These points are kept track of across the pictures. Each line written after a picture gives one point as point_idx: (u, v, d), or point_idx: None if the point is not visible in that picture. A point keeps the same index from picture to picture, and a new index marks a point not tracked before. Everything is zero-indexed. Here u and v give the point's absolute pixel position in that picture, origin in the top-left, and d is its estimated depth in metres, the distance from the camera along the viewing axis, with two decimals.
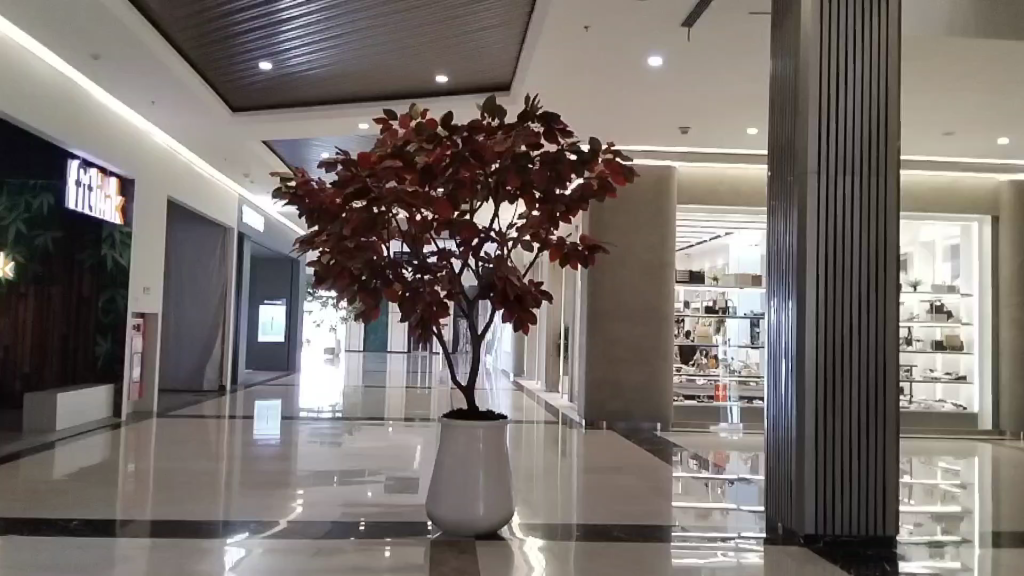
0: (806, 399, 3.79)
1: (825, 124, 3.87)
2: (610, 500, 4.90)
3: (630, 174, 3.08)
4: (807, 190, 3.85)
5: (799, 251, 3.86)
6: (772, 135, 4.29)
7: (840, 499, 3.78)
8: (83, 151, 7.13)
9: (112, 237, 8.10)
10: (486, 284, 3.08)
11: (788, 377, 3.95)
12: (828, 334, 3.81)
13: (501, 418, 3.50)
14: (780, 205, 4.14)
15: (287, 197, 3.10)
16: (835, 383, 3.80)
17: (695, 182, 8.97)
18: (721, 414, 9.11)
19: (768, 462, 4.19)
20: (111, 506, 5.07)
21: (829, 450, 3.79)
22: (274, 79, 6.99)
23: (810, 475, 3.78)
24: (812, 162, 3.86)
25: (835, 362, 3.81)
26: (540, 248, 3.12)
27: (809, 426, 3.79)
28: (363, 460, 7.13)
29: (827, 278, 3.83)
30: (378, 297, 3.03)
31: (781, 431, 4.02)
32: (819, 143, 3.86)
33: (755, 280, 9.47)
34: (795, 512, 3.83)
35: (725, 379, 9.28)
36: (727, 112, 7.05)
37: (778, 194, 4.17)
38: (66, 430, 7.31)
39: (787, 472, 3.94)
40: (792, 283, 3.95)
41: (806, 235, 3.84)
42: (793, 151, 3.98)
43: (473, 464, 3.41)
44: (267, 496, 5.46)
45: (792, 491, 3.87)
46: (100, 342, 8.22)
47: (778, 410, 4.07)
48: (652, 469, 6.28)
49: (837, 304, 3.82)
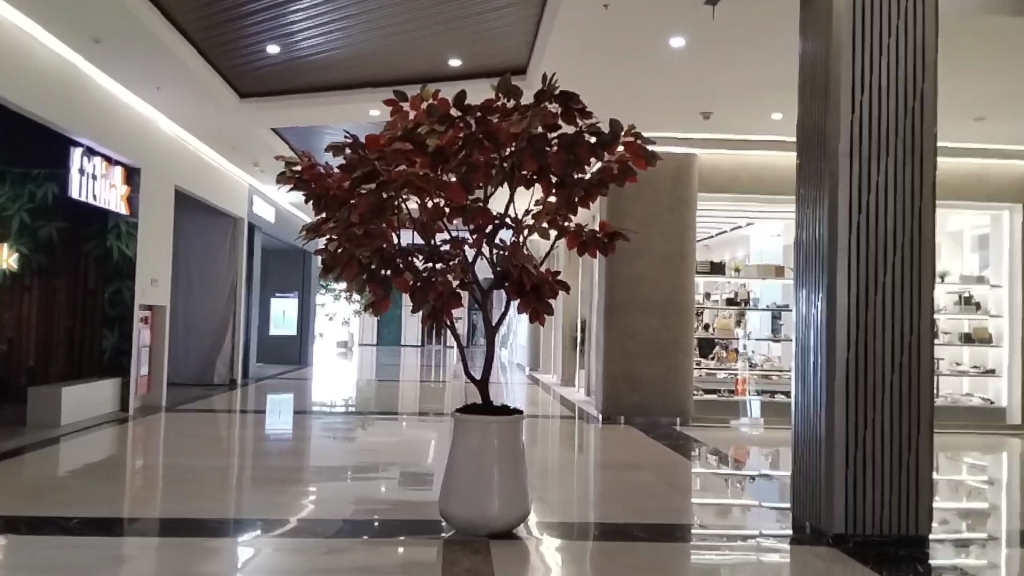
0: (837, 394, 3.62)
1: (858, 106, 3.68)
2: (630, 498, 4.73)
3: (652, 159, 2.90)
4: (839, 175, 3.68)
5: (830, 238, 3.69)
6: (800, 121, 4.11)
7: (871, 499, 3.60)
8: (85, 138, 7.04)
9: (118, 228, 8.11)
10: (501, 273, 2.92)
11: (817, 370, 3.78)
12: (860, 326, 3.63)
13: (516, 413, 3.32)
14: (809, 192, 3.96)
15: (291, 182, 2.93)
16: (867, 376, 3.62)
17: (715, 169, 8.77)
18: (741, 410, 8.83)
19: (795, 459, 4.02)
20: (117, 505, 4.93)
21: (859, 446, 3.61)
22: (283, 65, 6.87)
23: (839, 474, 3.60)
24: (844, 145, 3.68)
25: (866, 353, 3.63)
26: (558, 236, 2.97)
27: (839, 422, 3.61)
28: (375, 456, 7.00)
29: (859, 267, 3.65)
30: (388, 289, 2.90)
31: (809, 427, 3.85)
32: (852, 125, 3.68)
33: (778, 271, 9.28)
34: (823, 511, 3.66)
35: (745, 372, 9.09)
36: (749, 96, 6.85)
37: (807, 180, 4.00)
38: (70, 425, 7.22)
39: (814, 470, 3.77)
40: (821, 272, 3.77)
41: (837, 221, 3.67)
42: (824, 134, 3.80)
43: (487, 463, 3.24)
44: (277, 493, 5.33)
45: (819, 489, 3.69)
46: (106, 335, 8.18)
47: (806, 405, 3.90)
48: (675, 467, 6.09)
49: (870, 294, 3.65)
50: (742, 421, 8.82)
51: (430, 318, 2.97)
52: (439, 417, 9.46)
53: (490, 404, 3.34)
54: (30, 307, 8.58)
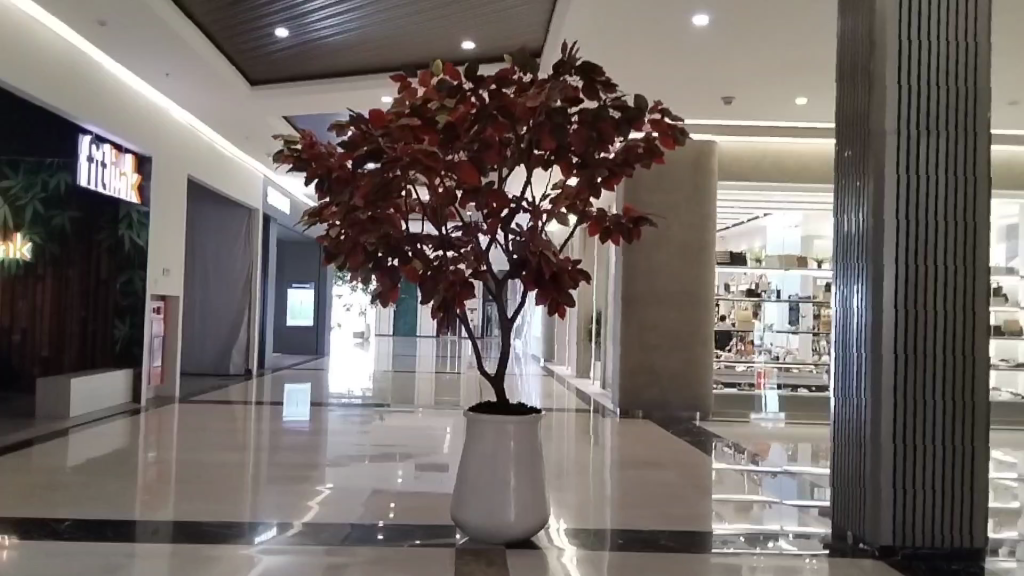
0: (883, 395, 3.36)
1: (906, 79, 3.42)
2: (651, 501, 4.49)
3: (681, 138, 2.67)
4: (884, 153, 3.42)
5: (876, 223, 3.43)
6: (839, 98, 3.85)
7: (920, 504, 3.35)
8: (94, 125, 6.87)
9: (130, 217, 7.94)
10: (517, 261, 2.70)
11: (861, 368, 3.52)
12: (909, 317, 3.38)
13: (535, 412, 2.99)
14: (851, 174, 3.70)
15: (290, 161, 2.72)
16: (916, 371, 3.37)
17: (736, 157, 8.50)
18: (756, 404, 8.57)
19: (834, 464, 3.77)
20: (128, 500, 4.81)
21: (907, 445, 3.36)
22: (295, 49, 6.67)
23: (886, 481, 3.35)
24: (890, 122, 3.42)
25: (916, 346, 3.37)
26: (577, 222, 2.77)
27: (887, 422, 3.35)
28: (389, 447, 6.84)
29: (908, 253, 3.39)
30: (396, 278, 2.71)
31: (851, 429, 3.60)
32: (899, 100, 3.42)
33: (800, 262, 8.99)
34: (868, 521, 3.41)
35: (764, 365, 8.88)
36: (774, 80, 6.57)
37: (848, 161, 3.74)
38: (80, 416, 7.10)
39: (857, 475, 3.52)
40: (865, 262, 3.52)
41: (882, 205, 3.41)
42: (868, 110, 3.54)
43: (504, 468, 2.91)
44: (288, 488, 5.19)
45: (864, 497, 3.44)
46: (119, 325, 8.04)
47: (847, 405, 3.65)
48: (698, 467, 5.80)
49: (920, 283, 3.39)
50: (758, 417, 8.55)
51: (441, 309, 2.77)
52: (455, 408, 9.30)
53: (506, 402, 3.01)
54: (43, 295, 8.46)
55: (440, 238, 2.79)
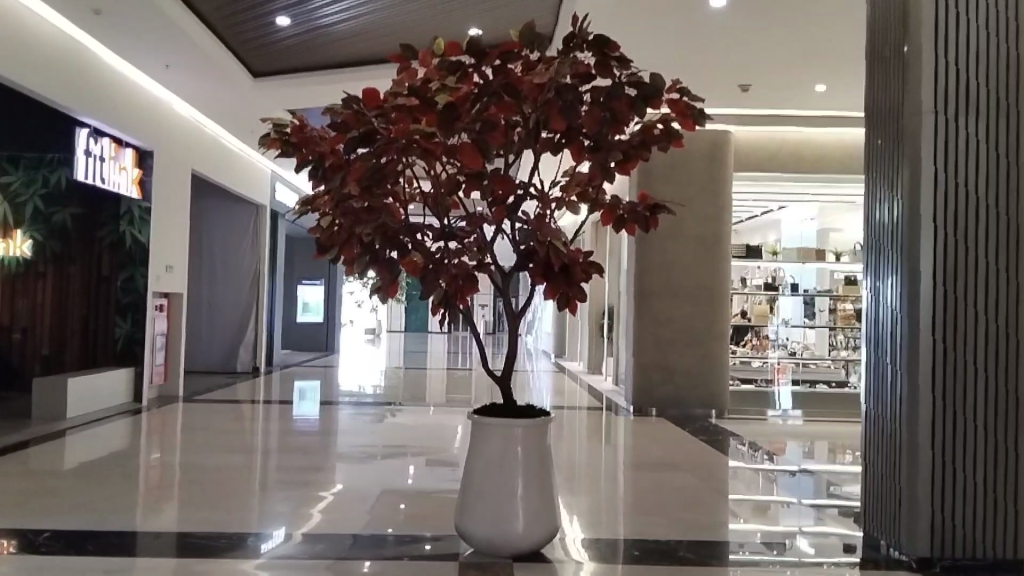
0: (921, 395, 3.14)
1: (945, 55, 3.18)
2: (666, 506, 4.29)
3: (701, 121, 2.46)
4: (921, 133, 3.18)
5: (912, 210, 3.20)
6: (871, 77, 3.60)
7: (961, 512, 3.14)
8: (92, 119, 6.70)
9: (131, 213, 7.76)
10: (525, 252, 2.48)
11: (896, 366, 3.30)
12: (948, 312, 3.15)
13: (544, 414, 2.79)
14: (884, 159, 3.46)
15: (279, 146, 2.51)
16: (955, 370, 3.15)
17: (752, 148, 8.25)
18: (771, 401, 8.39)
19: (866, 466, 3.57)
20: (127, 504, 4.65)
21: (946, 449, 3.14)
22: (298, 38, 6.47)
23: (924, 486, 3.13)
24: (928, 101, 3.18)
25: (956, 341, 3.15)
26: (587, 211, 2.57)
27: (925, 424, 3.13)
28: (395, 446, 6.68)
29: (947, 243, 3.16)
30: (395, 272, 2.52)
31: (885, 430, 3.38)
32: (937, 77, 3.18)
33: (818, 255, 8.73)
34: (904, 527, 3.19)
35: (780, 360, 8.60)
36: (792, 67, 6.34)
37: (880, 145, 3.50)
38: (78, 418, 6.95)
39: (892, 478, 3.31)
40: (899, 253, 3.29)
41: (919, 191, 3.18)
42: (903, 88, 3.30)
43: (511, 474, 2.71)
44: (291, 490, 5.04)
45: (899, 502, 3.23)
46: (120, 323, 7.89)
47: (880, 405, 3.44)
48: (715, 471, 5.50)
49: (960, 274, 3.16)
50: (772, 413, 8.37)
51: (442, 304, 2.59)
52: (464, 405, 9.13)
53: (513, 403, 2.81)
54: (44, 293, 8.34)
55: (442, 229, 2.59)
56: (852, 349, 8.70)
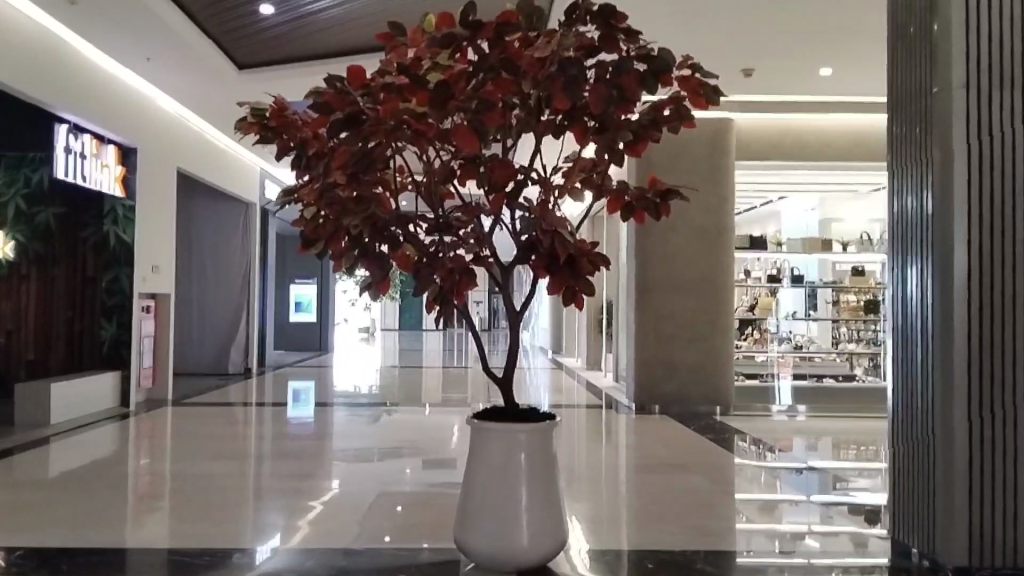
0: (957, 393, 2.95)
1: (975, 24, 2.99)
2: (674, 512, 4.09)
3: (714, 99, 2.26)
4: (953, 108, 2.98)
5: (943, 193, 3.01)
6: (896, 51, 3.41)
7: (1001, 516, 2.95)
8: (71, 114, 6.46)
9: (115, 211, 7.52)
10: (528, 242, 2.27)
11: (927, 361, 3.12)
12: (983, 303, 2.97)
13: (550, 417, 2.58)
14: (910, 141, 3.27)
15: (256, 131, 2.29)
16: (992, 366, 2.96)
17: (754, 136, 8.09)
18: (772, 396, 8.20)
19: (894, 467, 3.40)
20: (114, 514, 4.45)
21: (983, 448, 2.96)
22: (285, 27, 6.26)
23: (961, 489, 2.95)
24: (959, 74, 2.98)
25: (991, 335, 2.96)
26: (592, 199, 2.37)
27: (960, 423, 2.95)
28: (393, 447, 6.50)
29: (981, 229, 2.97)
30: (386, 267, 2.31)
31: (916, 429, 3.20)
32: (968, 48, 2.99)
33: (823, 245, 8.55)
34: (939, 533, 3.01)
35: (779, 352, 8.46)
36: (795, 51, 6.16)
37: (907, 126, 3.31)
38: (63, 424, 6.74)
39: (924, 480, 3.13)
40: (929, 241, 3.10)
41: (951, 171, 2.99)
42: (931, 63, 3.10)
43: (515, 483, 2.51)
44: (285, 497, 4.85)
45: (934, 506, 3.05)
46: (104, 326, 7.67)
47: (911, 402, 3.26)
48: (724, 470, 5.33)
49: (995, 262, 2.97)
50: (775, 409, 8.17)
51: (438, 301, 2.39)
52: (462, 404, 8.95)
53: (515, 406, 2.60)
54: (29, 295, 8.11)
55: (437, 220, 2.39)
56: (864, 344, 8.55)
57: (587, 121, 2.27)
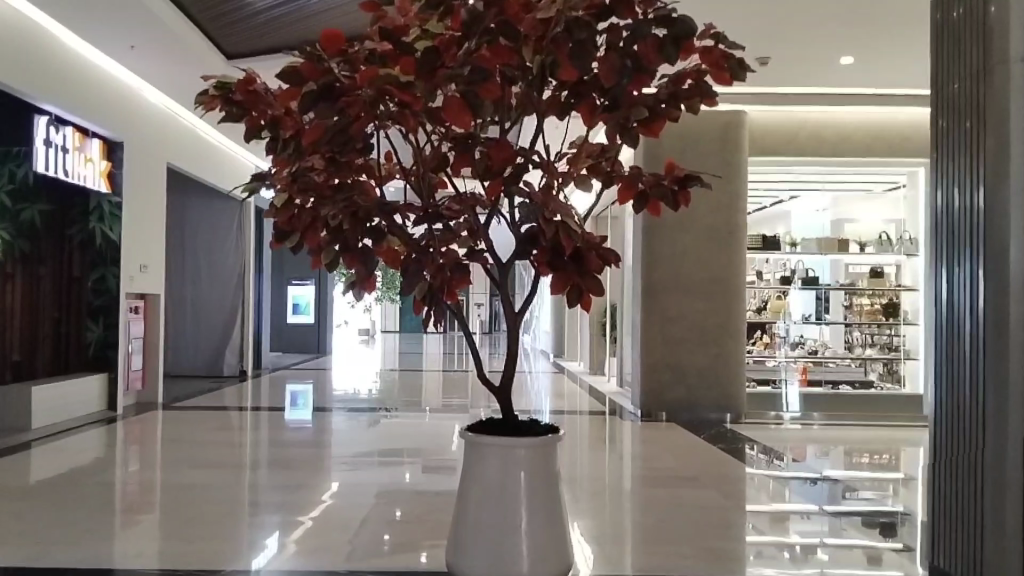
0: (1011, 407, 2.68)
1: None
2: (687, 533, 3.81)
3: (738, 73, 2.00)
4: (1010, 90, 2.71)
5: (997, 184, 2.73)
6: (941, 27, 3.11)
7: None
8: (52, 106, 6.17)
9: (101, 208, 7.28)
10: (529, 232, 1.96)
11: (977, 370, 2.84)
12: None
13: (553, 431, 2.23)
14: (957, 128, 3.00)
15: (221, 107, 2.01)
16: None
17: (768, 131, 7.89)
18: (778, 403, 7.98)
19: (935, 483, 3.12)
20: (92, 525, 4.20)
21: None
22: (278, 11, 6.08)
23: (1014, 514, 2.68)
24: (1015, 51, 2.71)
25: None
26: (598, 188, 2.10)
27: (1016, 439, 2.68)
28: (392, 451, 6.26)
29: None
30: (371, 264, 2.05)
31: (959, 445, 2.95)
32: None
33: (840, 245, 8.27)
34: (989, 560, 2.75)
35: (784, 359, 8.19)
36: (812, 36, 5.93)
37: (952, 111, 3.03)
38: (45, 428, 6.47)
39: (970, 501, 2.87)
40: (978, 239, 2.83)
41: (1007, 161, 2.71)
42: (982, 41, 2.83)
43: (513, 507, 2.18)
44: (277, 506, 4.61)
45: (982, 533, 2.80)
46: (91, 327, 7.41)
47: (954, 414, 2.99)
48: (738, 485, 5.00)
49: None
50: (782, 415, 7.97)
51: (426, 300, 2.11)
52: (462, 408, 8.70)
53: (514, 419, 2.27)
54: None
55: (427, 209, 2.09)
56: (878, 348, 8.25)
57: (597, 100, 1.98)
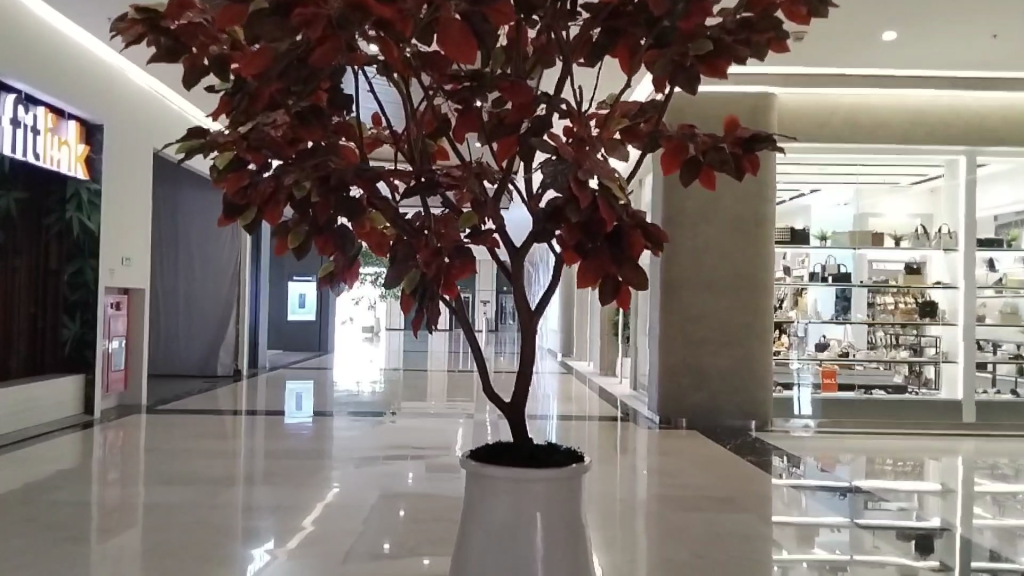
0: None
1: None
2: (719, 568, 3.33)
3: (818, 8, 1.39)
4: None
5: None
6: None
7: None
8: (20, 82, 5.70)
9: (79, 195, 6.82)
10: (555, 208, 1.45)
11: None
12: None
13: (576, 460, 1.67)
14: None
15: (144, 37, 1.47)
16: None
17: (799, 114, 7.42)
18: (788, 407, 7.49)
19: None
20: (45, 546, 3.76)
21: None
22: None
23: None
24: None
25: None
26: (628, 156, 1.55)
27: None
28: (392, 457, 5.82)
29: None
30: (348, 248, 1.59)
31: None
32: None
33: (873, 237, 7.80)
34: None
35: (796, 363, 7.66)
36: (848, 6, 5.46)
37: None
38: (13, 433, 6.04)
39: None
40: None
41: None
42: None
43: (527, 563, 1.60)
44: (259, 524, 4.16)
45: None
46: (65, 324, 6.95)
47: None
48: (762, 502, 4.56)
49: None
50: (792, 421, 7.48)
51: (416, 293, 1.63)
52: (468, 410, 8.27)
53: (531, 443, 1.73)
54: None
55: (422, 176, 1.57)
56: (905, 349, 7.77)
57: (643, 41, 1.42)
